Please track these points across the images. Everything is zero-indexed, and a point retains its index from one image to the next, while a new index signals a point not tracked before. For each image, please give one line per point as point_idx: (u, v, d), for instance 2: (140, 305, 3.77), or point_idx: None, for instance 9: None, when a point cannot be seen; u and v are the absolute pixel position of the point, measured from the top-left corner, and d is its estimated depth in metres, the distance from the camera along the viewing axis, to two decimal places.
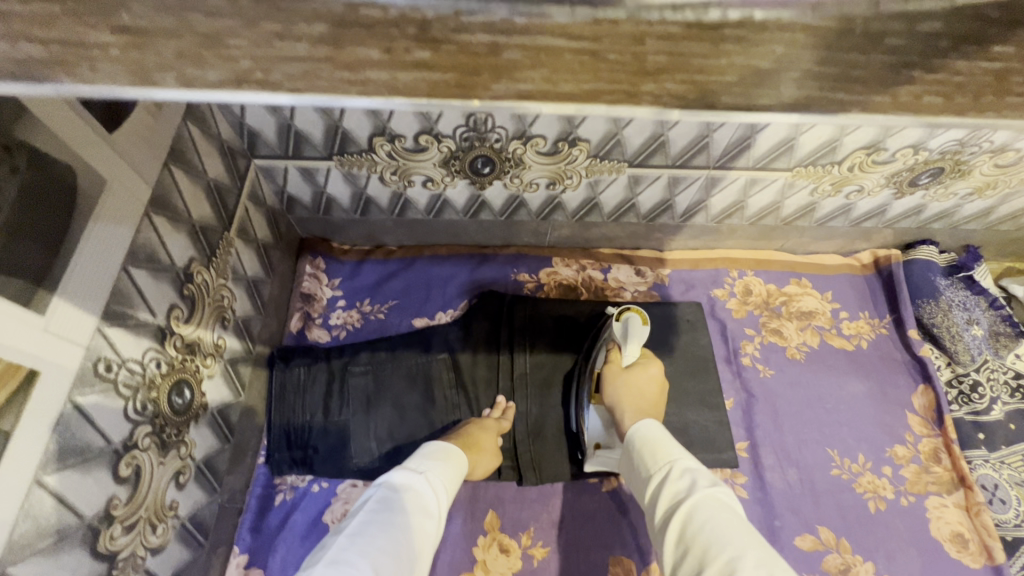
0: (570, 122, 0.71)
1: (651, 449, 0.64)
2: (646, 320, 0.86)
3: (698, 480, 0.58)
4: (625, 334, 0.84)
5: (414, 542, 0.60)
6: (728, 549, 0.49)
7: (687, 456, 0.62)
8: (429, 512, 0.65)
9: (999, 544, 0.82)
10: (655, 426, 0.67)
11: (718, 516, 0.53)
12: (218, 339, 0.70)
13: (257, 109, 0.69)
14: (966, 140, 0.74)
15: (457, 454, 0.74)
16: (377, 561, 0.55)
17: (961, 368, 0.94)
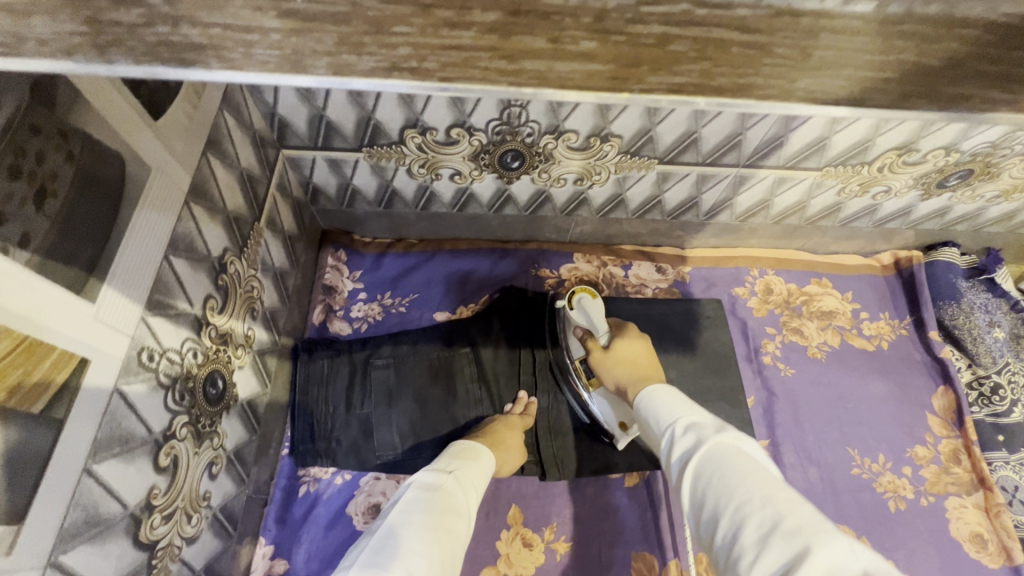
0: (604, 117, 0.71)
1: (655, 412, 0.62)
2: (593, 292, 0.87)
3: (701, 431, 0.55)
4: (587, 318, 0.84)
5: (446, 542, 0.59)
6: (735, 499, 0.47)
7: (690, 411, 0.59)
8: (460, 512, 0.64)
9: (1018, 545, 0.82)
10: (658, 389, 0.65)
11: (724, 464, 0.50)
12: (248, 330, 0.69)
13: (289, 98, 0.68)
14: (1000, 142, 0.75)
15: (484, 452, 0.74)
16: (410, 560, 0.54)
17: (982, 370, 0.94)
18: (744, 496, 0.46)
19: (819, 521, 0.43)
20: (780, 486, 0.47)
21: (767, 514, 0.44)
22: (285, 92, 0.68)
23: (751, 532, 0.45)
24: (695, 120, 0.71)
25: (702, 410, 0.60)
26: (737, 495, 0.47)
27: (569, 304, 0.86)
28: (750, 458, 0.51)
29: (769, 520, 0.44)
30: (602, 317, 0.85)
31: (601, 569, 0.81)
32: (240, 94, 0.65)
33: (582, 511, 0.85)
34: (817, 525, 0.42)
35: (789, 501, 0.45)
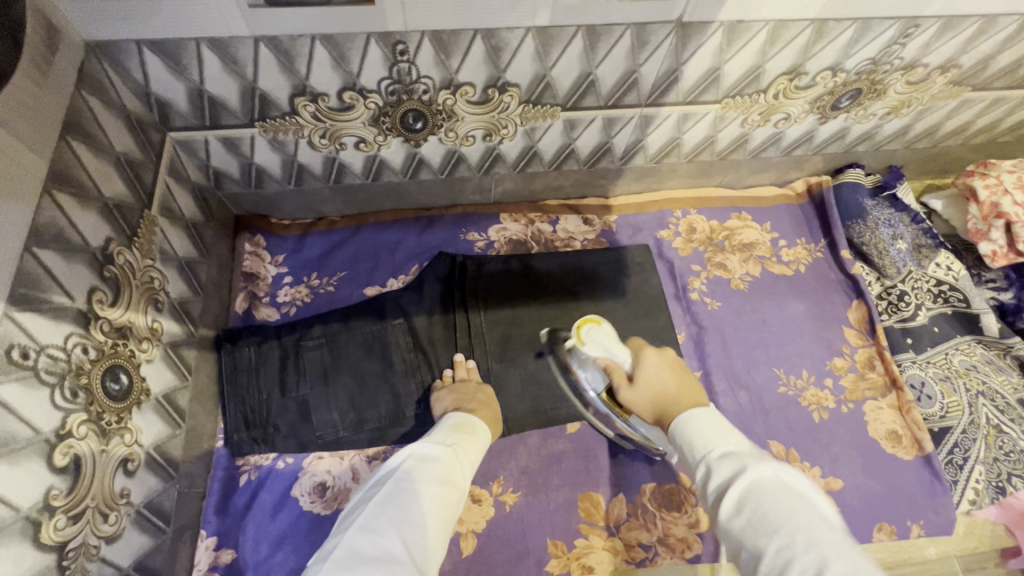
0: (497, 66, 0.70)
1: (696, 437, 0.61)
2: (599, 321, 0.81)
3: (740, 461, 0.54)
4: (604, 348, 0.77)
5: (440, 512, 0.61)
6: (778, 538, 0.45)
7: (728, 438, 0.58)
8: (455, 484, 0.65)
9: (928, 435, 0.89)
10: (697, 413, 0.64)
11: (766, 497, 0.49)
12: (153, 322, 0.66)
13: (162, 73, 0.64)
14: (880, 57, 0.78)
15: (482, 429, 0.76)
16: (406, 531, 0.56)
17: (889, 281, 0.99)
18: (790, 537, 0.45)
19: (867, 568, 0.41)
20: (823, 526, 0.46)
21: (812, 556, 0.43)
22: (154, 68, 0.63)
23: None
24: (587, 61, 0.71)
25: (740, 436, 0.59)
26: (786, 535, 0.45)
27: (580, 338, 0.79)
28: (793, 494, 0.49)
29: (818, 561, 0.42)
30: (615, 341, 0.79)
31: (549, 512, 0.83)
32: (101, 73, 0.60)
33: (528, 461, 0.87)
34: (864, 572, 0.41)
35: (836, 545, 0.43)
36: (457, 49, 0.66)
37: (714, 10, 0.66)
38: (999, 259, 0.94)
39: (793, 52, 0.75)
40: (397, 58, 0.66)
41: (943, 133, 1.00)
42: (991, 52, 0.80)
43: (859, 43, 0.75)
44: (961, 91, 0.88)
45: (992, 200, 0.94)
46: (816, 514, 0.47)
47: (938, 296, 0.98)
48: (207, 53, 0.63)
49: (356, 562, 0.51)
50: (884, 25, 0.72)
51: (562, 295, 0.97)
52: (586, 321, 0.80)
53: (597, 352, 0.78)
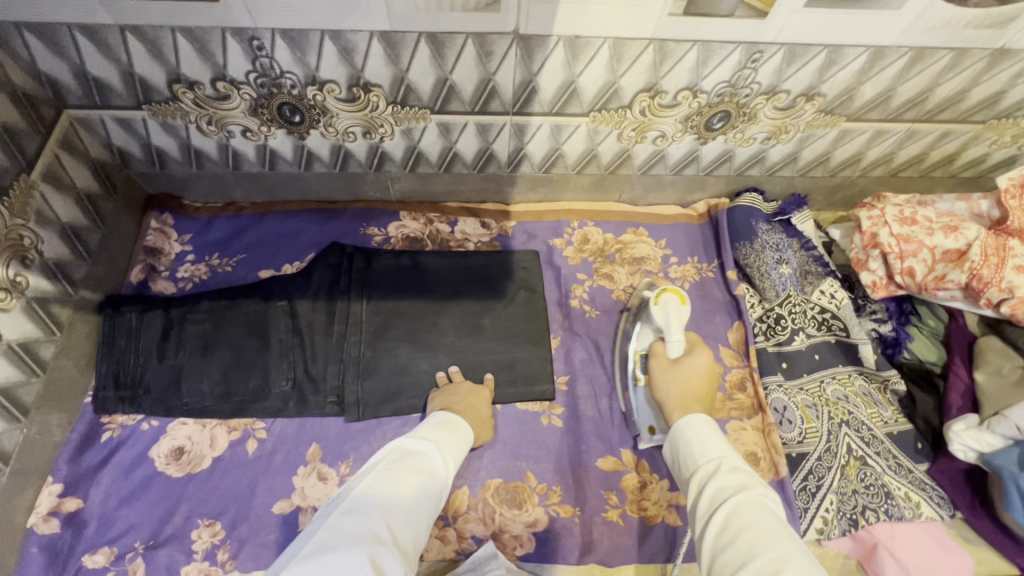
0: (354, 66, 0.76)
1: (696, 445, 0.66)
2: (683, 299, 0.84)
3: (747, 479, 0.59)
4: (665, 320, 0.83)
5: (421, 497, 0.63)
6: (773, 547, 0.50)
7: (735, 456, 0.63)
8: (439, 473, 0.68)
9: (785, 459, 0.88)
10: (706, 422, 0.68)
11: (765, 517, 0.54)
12: (15, 275, 0.73)
13: (44, 53, 0.72)
14: (735, 81, 0.81)
15: (463, 427, 0.78)
16: (389, 516, 0.57)
17: (768, 304, 0.99)
18: (778, 548, 0.50)
19: None
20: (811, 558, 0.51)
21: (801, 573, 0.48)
22: (38, 50, 0.72)
23: None
24: (439, 67, 0.76)
25: (739, 456, 0.64)
26: (776, 547, 0.50)
27: (655, 299, 0.85)
28: (781, 520, 0.55)
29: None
30: (680, 323, 0.83)
31: None
32: None
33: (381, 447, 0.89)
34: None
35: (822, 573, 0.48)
36: (310, 47, 0.72)
37: (548, 23, 0.70)
38: (879, 290, 0.95)
39: (643, 70, 0.78)
40: (256, 53, 0.73)
41: (836, 163, 1.01)
42: (851, 83, 0.82)
43: (707, 65, 0.78)
44: (836, 120, 0.90)
45: (872, 231, 0.94)
46: (803, 546, 0.52)
47: (821, 324, 0.98)
48: (81, 38, 0.70)
49: (340, 538, 0.53)
50: (726, 49, 0.75)
51: (444, 293, 1.01)
52: (675, 290, 0.85)
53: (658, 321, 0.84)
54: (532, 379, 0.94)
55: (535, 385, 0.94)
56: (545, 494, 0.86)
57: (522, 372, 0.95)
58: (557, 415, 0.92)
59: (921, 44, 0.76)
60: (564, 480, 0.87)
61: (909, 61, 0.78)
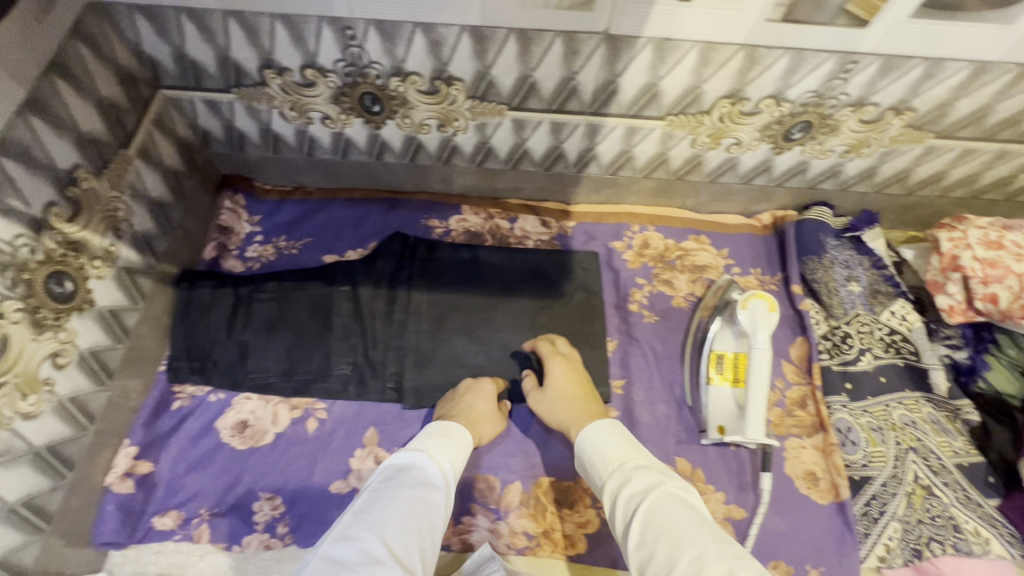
0: (440, 59, 0.77)
1: (603, 454, 0.74)
2: (773, 304, 0.81)
3: (657, 482, 0.67)
4: (752, 327, 0.80)
5: (422, 512, 0.65)
6: (692, 547, 0.58)
7: (641, 455, 0.72)
8: (439, 486, 0.69)
9: (846, 482, 0.86)
10: (608, 429, 0.76)
11: (678, 513, 0.62)
12: (109, 245, 0.76)
13: (150, 34, 0.75)
14: (823, 90, 0.79)
15: (458, 430, 0.78)
16: (386, 535, 0.60)
17: (835, 321, 0.97)
18: (699, 547, 0.58)
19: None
20: (727, 543, 0.58)
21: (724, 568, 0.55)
22: (145, 30, 0.75)
23: None
24: (524, 63, 0.76)
25: (646, 455, 0.73)
26: (693, 544, 0.58)
27: (743, 303, 0.82)
28: (696, 511, 0.63)
29: (721, 567, 0.55)
30: (767, 329, 0.80)
31: None
32: (99, 29, 0.72)
33: None
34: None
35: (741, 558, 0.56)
36: (400, 39, 0.74)
37: (640, 24, 0.70)
38: (956, 315, 0.91)
39: (730, 75, 0.77)
40: (348, 42, 0.74)
41: (915, 180, 0.98)
42: (946, 98, 0.79)
43: (797, 73, 0.76)
44: (923, 136, 0.86)
45: (953, 253, 0.91)
46: (717, 531, 0.60)
47: (889, 345, 0.95)
48: (186, 21, 0.73)
49: (334, 568, 0.55)
50: (820, 57, 0.73)
51: (502, 288, 1.01)
52: (763, 294, 0.81)
53: (743, 326, 0.82)
54: (588, 381, 0.93)
55: (591, 387, 0.93)
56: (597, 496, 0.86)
57: None
58: (610, 418, 0.91)
59: None
60: None
61: (1012, 78, 0.75)
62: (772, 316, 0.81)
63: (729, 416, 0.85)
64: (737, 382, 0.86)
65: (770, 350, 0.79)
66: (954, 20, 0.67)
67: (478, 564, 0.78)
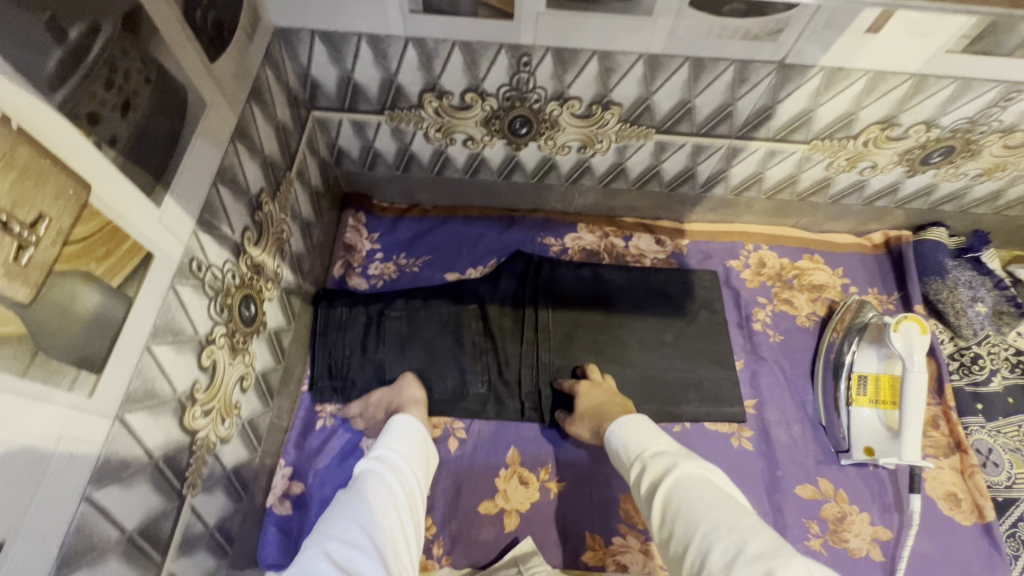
0: (605, 84, 0.78)
1: (627, 442, 0.71)
2: (924, 328, 0.82)
3: (668, 463, 0.64)
4: (907, 351, 0.81)
5: (386, 501, 0.62)
6: (702, 523, 0.54)
7: (659, 441, 0.69)
8: (394, 478, 0.66)
9: (991, 503, 0.86)
10: (633, 421, 0.74)
11: (689, 490, 0.59)
12: (277, 267, 0.77)
13: (323, 59, 0.76)
14: (977, 117, 0.80)
15: (403, 422, 0.76)
16: (342, 532, 0.55)
17: (963, 342, 0.98)
18: (708, 521, 0.54)
19: (779, 545, 0.50)
20: (746, 517, 0.54)
21: (733, 539, 0.51)
22: (318, 55, 0.76)
23: (719, 555, 0.51)
24: (689, 89, 0.78)
25: (668, 438, 0.70)
26: (704, 519, 0.55)
27: (895, 326, 0.83)
28: (712, 485, 0.59)
29: (732, 543, 0.51)
30: (922, 354, 0.81)
31: (591, 506, 0.86)
32: (279, 54, 0.72)
33: (578, 455, 0.90)
34: (777, 547, 0.50)
35: (751, 528, 0.52)
36: (573, 65, 0.75)
37: (817, 54, 0.71)
38: None
39: (889, 103, 0.78)
40: (520, 68, 0.76)
41: None
42: None
43: (957, 101, 0.77)
44: None
45: None
46: (734, 504, 0.56)
47: (1016, 366, 0.96)
48: (364, 47, 0.74)
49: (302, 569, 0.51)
50: (986, 86, 0.75)
51: (627, 306, 1.02)
52: (914, 318, 0.83)
53: (896, 350, 0.83)
54: (722, 400, 0.94)
55: (725, 406, 0.94)
56: None
57: (710, 391, 0.95)
58: (747, 437, 0.92)
59: None
60: (762, 503, 0.87)
61: None
62: (924, 340, 0.82)
63: (877, 438, 0.86)
64: (881, 403, 0.88)
65: (926, 375, 0.80)
66: None
67: (523, 556, 0.80)
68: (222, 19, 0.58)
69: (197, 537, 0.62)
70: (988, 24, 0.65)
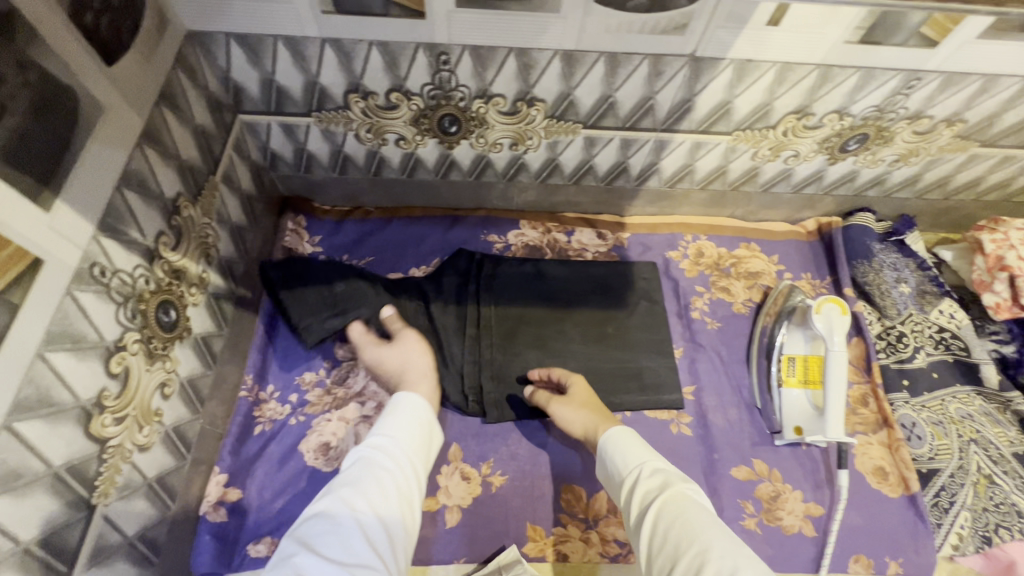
0: (527, 81, 0.79)
1: (620, 451, 0.74)
2: (844, 309, 0.85)
3: (664, 481, 0.68)
4: (828, 330, 0.84)
5: (367, 503, 0.65)
6: (697, 545, 0.59)
7: (652, 456, 0.73)
8: (384, 466, 0.70)
9: (915, 475, 0.90)
10: (627, 432, 0.77)
11: (686, 511, 0.63)
12: (202, 272, 0.77)
13: (242, 61, 0.76)
14: (885, 105, 0.83)
15: (405, 404, 0.79)
16: (317, 537, 0.60)
17: (888, 322, 1.02)
18: (704, 544, 0.59)
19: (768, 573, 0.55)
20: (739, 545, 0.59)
21: (727, 563, 0.56)
22: (237, 58, 0.75)
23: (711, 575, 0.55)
24: (608, 84, 0.79)
25: (658, 455, 0.74)
26: (701, 540, 0.59)
27: (816, 308, 0.86)
28: (706, 510, 0.64)
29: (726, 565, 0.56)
30: (843, 333, 0.84)
31: (532, 498, 0.88)
32: (194, 57, 0.72)
33: (519, 449, 0.91)
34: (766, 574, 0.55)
35: (746, 555, 0.57)
36: (492, 63, 0.76)
37: (724, 48, 0.73)
38: (1002, 311, 0.97)
39: (800, 93, 0.81)
40: (440, 66, 0.76)
41: (953, 186, 1.04)
42: (996, 111, 0.85)
43: (863, 90, 0.81)
44: (969, 145, 0.92)
45: (997, 254, 0.97)
46: (723, 530, 0.61)
47: (939, 342, 1.00)
48: (281, 49, 0.74)
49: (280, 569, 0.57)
50: (888, 74, 0.78)
51: (567, 299, 1.03)
52: (835, 299, 0.86)
53: (818, 330, 0.86)
54: (660, 388, 0.96)
55: (664, 394, 0.96)
56: None
57: (650, 380, 0.97)
58: (685, 423, 0.94)
59: None
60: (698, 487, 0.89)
61: None
62: (845, 319, 0.85)
63: (806, 417, 0.89)
64: (810, 386, 0.91)
65: (846, 354, 0.83)
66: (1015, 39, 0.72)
67: (506, 564, 0.80)
68: (119, 23, 0.58)
69: (114, 547, 0.61)
70: (879, 15, 0.68)
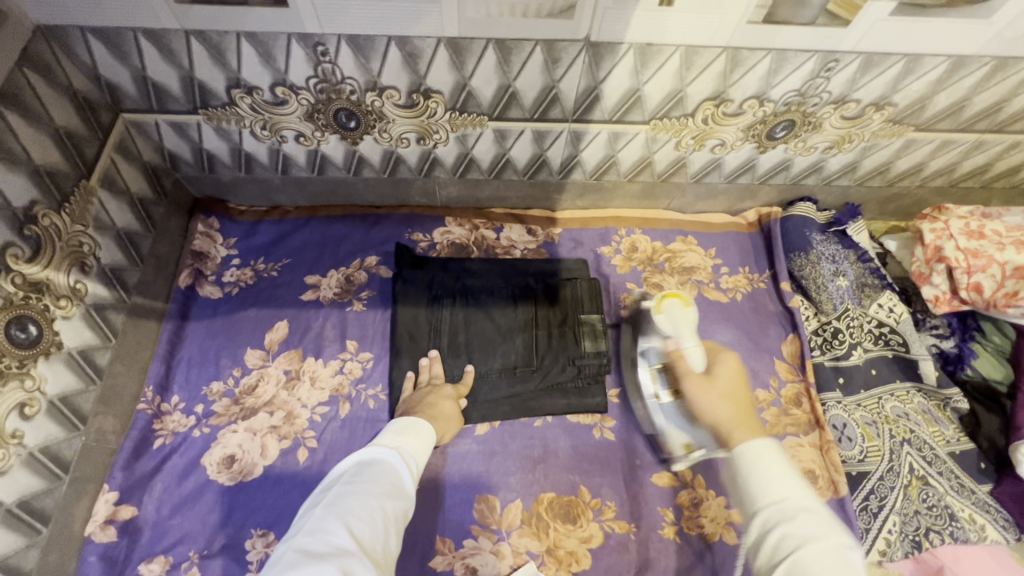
0: (417, 71, 0.74)
1: (759, 474, 0.56)
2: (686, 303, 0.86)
3: (793, 515, 0.52)
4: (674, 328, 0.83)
5: (384, 501, 0.64)
6: None
7: (791, 488, 0.54)
8: (399, 470, 0.70)
9: (844, 479, 0.85)
10: (769, 450, 0.57)
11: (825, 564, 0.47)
12: (75, 283, 0.74)
13: (107, 57, 0.71)
14: (805, 90, 0.78)
15: (426, 427, 0.79)
16: (351, 525, 0.59)
17: (824, 317, 0.98)
18: None
19: None
20: None
21: None
22: (101, 57, 0.71)
23: None
24: (504, 74, 0.74)
25: (801, 483, 0.54)
26: None
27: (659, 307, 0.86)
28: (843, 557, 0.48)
29: None
30: (685, 328, 0.83)
31: (444, 509, 0.84)
32: (49, 55, 0.67)
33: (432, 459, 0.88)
34: None
35: None
36: (374, 53, 0.71)
37: (621, 29, 0.68)
38: (942, 304, 0.94)
39: (712, 78, 0.76)
40: (320, 58, 0.72)
41: (896, 172, 0.98)
42: (925, 93, 0.79)
43: (779, 73, 0.76)
44: (903, 130, 0.87)
45: (936, 244, 0.93)
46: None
47: (879, 338, 0.96)
48: (145, 44, 0.70)
49: (307, 559, 0.55)
50: (801, 58, 0.73)
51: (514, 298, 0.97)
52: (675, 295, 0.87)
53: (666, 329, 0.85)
54: (583, 391, 0.92)
55: (585, 396, 0.92)
56: (600, 510, 0.85)
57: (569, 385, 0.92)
58: (609, 428, 0.91)
59: (1004, 53, 0.73)
60: (619, 494, 0.86)
61: (990, 70, 0.76)
62: (688, 312, 0.86)
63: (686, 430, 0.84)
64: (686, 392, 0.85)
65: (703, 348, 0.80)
66: (916, 21, 0.67)
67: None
68: None
69: None
70: None
